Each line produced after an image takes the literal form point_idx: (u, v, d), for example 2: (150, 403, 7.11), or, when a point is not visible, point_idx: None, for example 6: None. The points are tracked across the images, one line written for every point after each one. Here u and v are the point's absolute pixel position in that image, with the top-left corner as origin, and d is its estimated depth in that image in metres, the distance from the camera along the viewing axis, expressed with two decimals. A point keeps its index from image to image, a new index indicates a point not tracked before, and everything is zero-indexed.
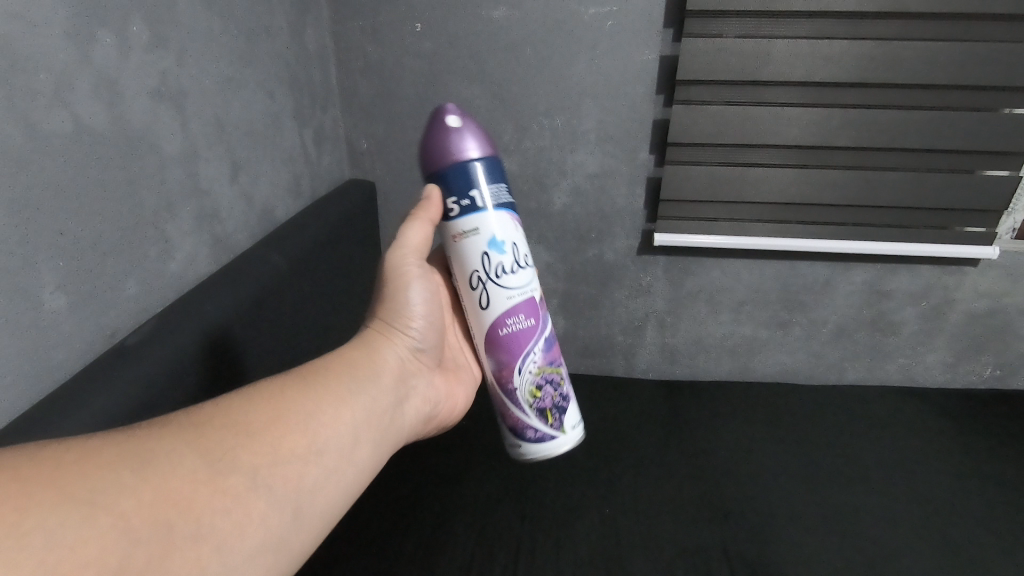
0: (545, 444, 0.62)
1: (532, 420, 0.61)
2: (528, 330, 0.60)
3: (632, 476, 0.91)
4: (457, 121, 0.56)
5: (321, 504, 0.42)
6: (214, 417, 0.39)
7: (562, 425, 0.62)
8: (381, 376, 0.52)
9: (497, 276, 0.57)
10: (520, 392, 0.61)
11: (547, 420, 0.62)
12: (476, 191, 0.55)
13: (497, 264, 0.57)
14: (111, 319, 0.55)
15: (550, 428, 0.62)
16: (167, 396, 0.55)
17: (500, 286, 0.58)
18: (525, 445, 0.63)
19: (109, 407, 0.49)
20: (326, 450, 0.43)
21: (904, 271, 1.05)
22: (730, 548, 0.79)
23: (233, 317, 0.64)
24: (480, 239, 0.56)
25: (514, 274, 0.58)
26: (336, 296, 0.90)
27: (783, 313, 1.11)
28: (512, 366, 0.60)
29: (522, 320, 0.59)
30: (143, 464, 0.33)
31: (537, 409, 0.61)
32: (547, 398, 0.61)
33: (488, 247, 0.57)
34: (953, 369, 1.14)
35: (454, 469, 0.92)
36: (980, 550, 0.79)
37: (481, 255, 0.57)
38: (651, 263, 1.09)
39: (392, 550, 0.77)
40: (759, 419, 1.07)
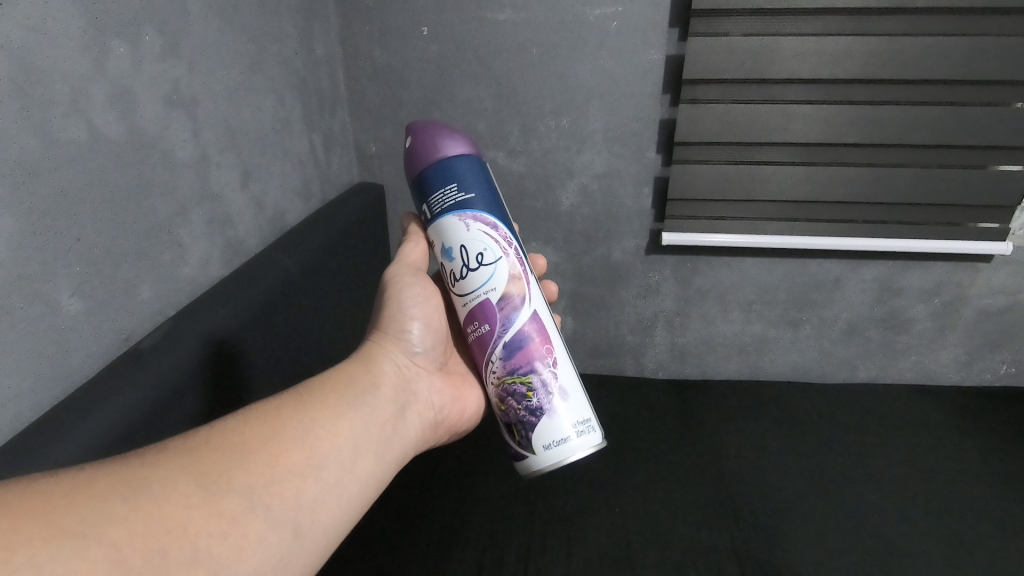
0: (522, 462, 0.59)
1: (505, 435, 0.60)
2: (486, 337, 0.59)
3: (642, 476, 0.91)
4: (409, 138, 0.60)
5: (324, 519, 0.42)
6: (209, 440, 0.40)
7: (531, 443, 0.58)
8: (381, 387, 0.52)
9: (456, 284, 0.60)
10: (493, 402, 0.61)
11: (516, 436, 0.59)
12: (424, 205, 0.59)
13: (452, 272, 0.59)
14: (127, 322, 0.56)
15: (519, 444, 0.59)
16: (181, 399, 0.56)
17: (458, 292, 0.60)
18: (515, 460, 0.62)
19: (126, 410, 0.50)
20: (326, 464, 0.44)
21: (916, 268, 1.04)
22: (740, 549, 0.79)
23: (244, 321, 0.65)
24: (437, 248, 0.60)
25: (466, 278, 0.58)
26: (346, 299, 0.91)
27: (793, 311, 1.11)
28: (482, 375, 0.61)
29: (478, 326, 0.59)
30: (136, 493, 0.34)
31: (506, 423, 0.60)
32: (511, 412, 0.59)
33: (442, 256, 0.59)
34: (967, 366, 1.13)
35: (465, 471, 0.93)
36: (994, 548, 0.79)
37: (442, 264, 0.60)
38: (660, 263, 1.08)
39: (402, 554, 0.78)
40: (769, 418, 1.06)
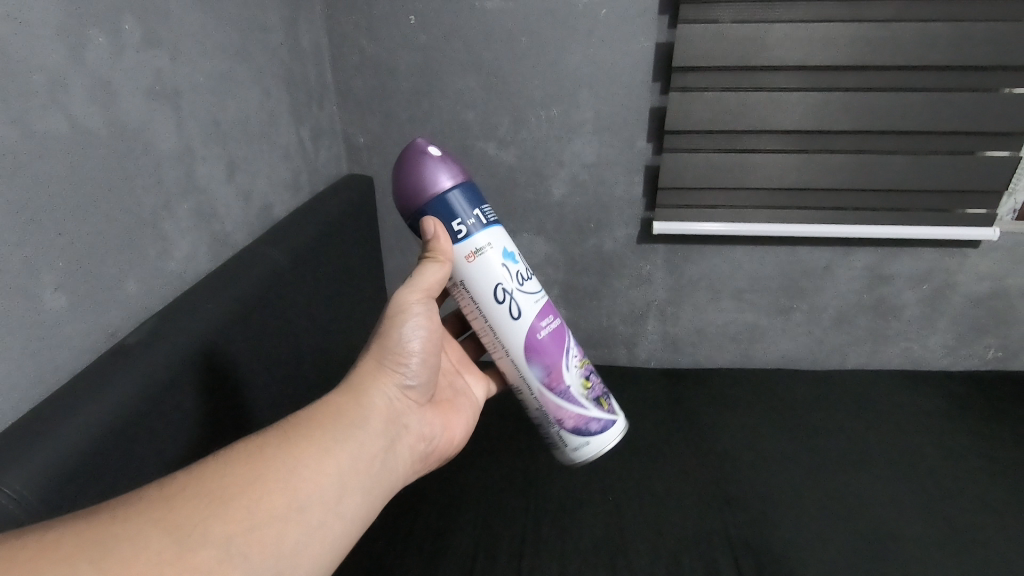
0: (609, 430, 0.66)
1: (593, 410, 0.65)
2: (559, 328, 0.64)
3: (636, 465, 0.92)
4: (438, 150, 0.57)
5: (305, 564, 0.42)
6: (186, 486, 0.39)
7: (613, 407, 0.67)
8: (370, 421, 0.52)
9: (521, 283, 0.60)
10: (574, 387, 0.64)
11: (602, 406, 0.66)
12: (479, 209, 0.58)
13: (517, 273, 0.60)
14: (112, 318, 0.55)
15: (607, 412, 0.66)
16: (171, 396, 0.55)
17: (527, 291, 0.60)
18: (592, 440, 0.65)
19: (114, 405, 0.49)
20: (309, 507, 0.43)
21: (904, 255, 1.05)
22: (734, 536, 0.79)
23: (232, 315, 0.64)
24: (496, 253, 0.59)
25: (531, 279, 0.61)
26: (336, 293, 0.90)
27: (784, 299, 1.11)
28: (561, 366, 0.63)
29: (552, 319, 0.63)
30: (103, 553, 0.33)
31: (592, 399, 0.65)
32: (595, 386, 0.66)
33: (504, 260, 0.59)
34: (954, 351, 1.14)
35: (459, 463, 0.92)
36: (983, 531, 0.80)
37: (502, 267, 0.59)
38: (651, 252, 1.08)
39: (395, 546, 0.78)
40: (761, 405, 1.07)
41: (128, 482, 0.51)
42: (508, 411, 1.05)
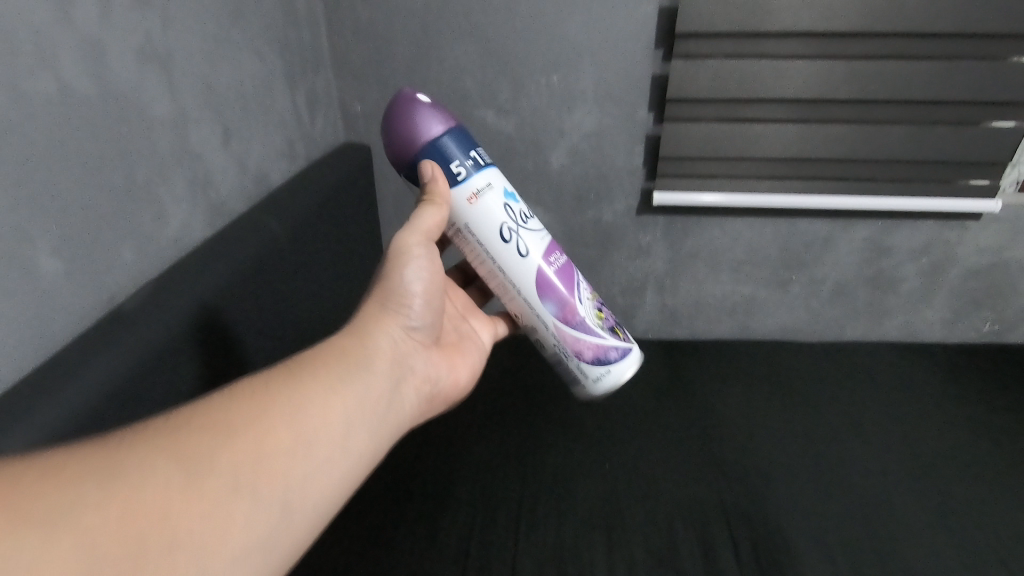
0: (629, 357, 0.67)
1: (610, 339, 0.65)
2: (568, 264, 0.65)
3: (634, 434, 0.93)
4: (425, 97, 0.58)
5: (313, 497, 0.43)
6: (191, 419, 0.39)
7: (629, 336, 0.68)
8: (376, 362, 0.52)
9: (524, 221, 0.61)
10: (589, 318, 0.64)
11: (619, 335, 0.67)
12: (475, 150, 0.59)
13: (519, 211, 0.61)
14: (109, 284, 0.55)
15: (624, 340, 0.67)
16: (172, 361, 0.56)
17: (531, 227, 0.61)
18: (614, 368, 0.66)
19: (116, 370, 0.50)
20: (315, 442, 0.44)
21: (905, 227, 1.04)
22: (728, 504, 0.81)
23: (230, 286, 0.64)
24: (498, 193, 0.59)
25: (533, 217, 0.62)
26: (334, 262, 0.89)
27: (783, 271, 1.11)
28: (574, 299, 0.64)
29: (559, 254, 0.64)
30: (110, 478, 0.34)
31: (607, 328, 0.66)
32: (608, 317, 0.67)
33: (505, 199, 0.60)
34: (951, 324, 1.14)
35: (458, 429, 0.93)
36: (972, 500, 0.82)
37: (504, 206, 0.60)
38: (651, 224, 1.08)
39: (395, 509, 0.79)
40: (758, 376, 1.07)
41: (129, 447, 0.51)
42: (507, 380, 1.05)
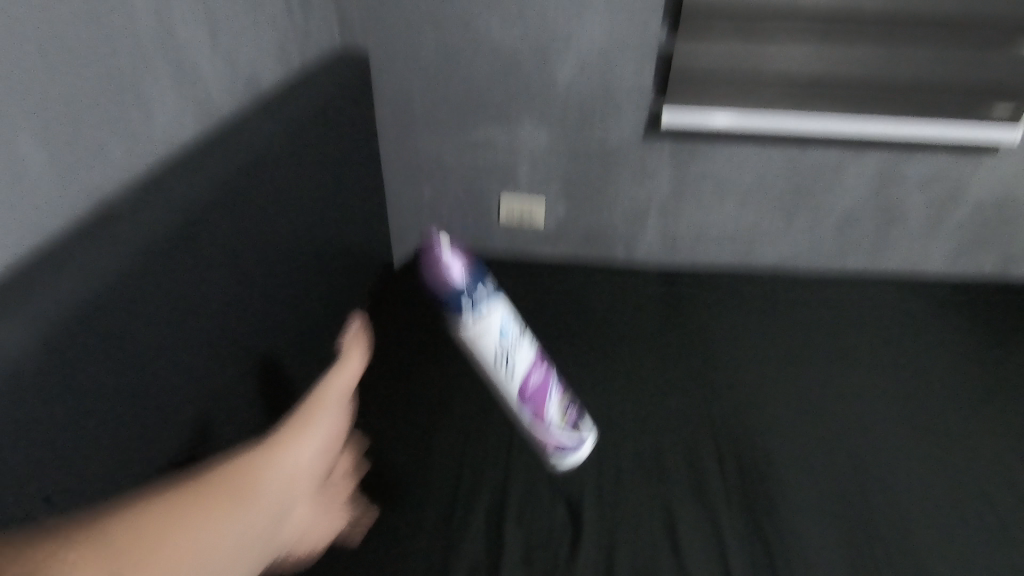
0: (581, 452, 0.74)
1: (570, 444, 0.71)
2: (548, 375, 0.67)
3: (629, 355, 0.95)
4: (446, 240, 0.61)
5: (293, 507, 0.39)
6: None
7: (588, 438, 0.74)
8: (351, 367, 0.48)
9: (514, 351, 0.64)
10: (557, 424, 0.69)
11: (579, 433, 0.72)
12: (484, 285, 0.62)
13: (511, 349, 0.64)
14: (95, 176, 0.53)
15: (583, 441, 0.73)
16: (191, 248, 0.54)
17: (520, 357, 0.64)
18: (567, 462, 0.73)
19: (135, 252, 0.48)
20: (299, 451, 0.40)
21: (917, 156, 1.03)
22: (718, 423, 0.83)
23: (236, 182, 0.61)
24: (496, 326, 0.63)
25: (525, 344, 0.65)
26: (334, 172, 0.87)
27: (789, 199, 1.09)
28: (546, 416, 0.68)
29: (544, 368, 0.67)
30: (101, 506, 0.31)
31: (572, 436, 0.71)
32: (573, 419, 0.71)
33: (501, 330, 0.63)
34: (953, 259, 1.14)
35: (455, 346, 0.95)
36: (959, 423, 0.83)
37: (499, 338, 0.63)
38: (657, 145, 1.05)
39: (392, 421, 0.82)
40: (756, 302, 1.07)
41: (156, 344, 0.51)
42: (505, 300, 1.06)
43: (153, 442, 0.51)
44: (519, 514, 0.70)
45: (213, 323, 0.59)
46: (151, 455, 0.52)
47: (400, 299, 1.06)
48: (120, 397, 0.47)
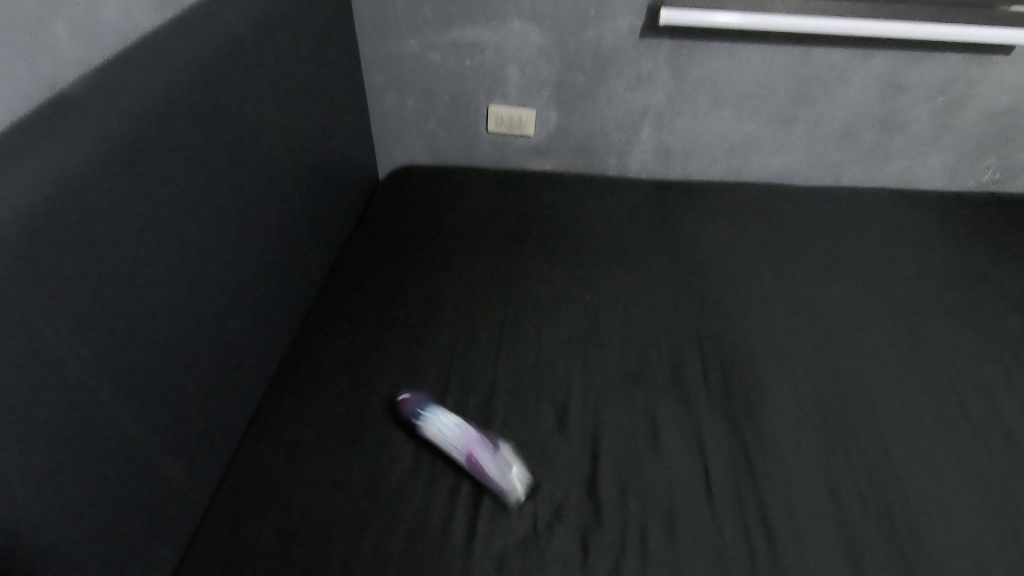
0: (510, 487, 0.65)
1: (497, 481, 0.65)
2: (473, 442, 0.67)
3: (618, 267, 0.93)
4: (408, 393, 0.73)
5: None
6: None
7: (521, 482, 0.65)
8: None
9: (450, 438, 0.67)
10: (478, 466, 0.65)
11: (506, 473, 0.65)
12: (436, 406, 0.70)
13: (446, 432, 0.68)
14: (50, 66, 0.50)
15: (513, 483, 0.65)
16: (137, 147, 0.54)
17: (453, 435, 0.67)
18: (503, 497, 0.64)
19: (69, 147, 0.48)
20: None
21: (928, 60, 0.98)
22: (703, 331, 0.83)
23: (181, 87, 0.59)
24: (437, 426, 0.68)
25: (457, 430, 0.68)
26: (301, 74, 0.82)
27: (789, 108, 1.05)
28: (470, 460, 0.66)
29: (465, 433, 0.67)
30: None
31: (496, 472, 0.65)
32: (495, 461, 0.66)
33: (438, 428, 0.68)
34: (953, 172, 1.12)
35: (440, 260, 0.94)
36: (943, 331, 0.84)
37: (438, 427, 0.68)
38: (654, 46, 0.99)
39: (379, 333, 0.82)
40: (749, 215, 1.05)
41: (100, 253, 0.50)
42: (491, 214, 1.03)
43: (107, 344, 0.51)
44: (506, 418, 0.72)
45: (167, 237, 0.58)
46: (109, 355, 0.51)
47: (388, 213, 1.04)
48: (68, 309, 0.47)
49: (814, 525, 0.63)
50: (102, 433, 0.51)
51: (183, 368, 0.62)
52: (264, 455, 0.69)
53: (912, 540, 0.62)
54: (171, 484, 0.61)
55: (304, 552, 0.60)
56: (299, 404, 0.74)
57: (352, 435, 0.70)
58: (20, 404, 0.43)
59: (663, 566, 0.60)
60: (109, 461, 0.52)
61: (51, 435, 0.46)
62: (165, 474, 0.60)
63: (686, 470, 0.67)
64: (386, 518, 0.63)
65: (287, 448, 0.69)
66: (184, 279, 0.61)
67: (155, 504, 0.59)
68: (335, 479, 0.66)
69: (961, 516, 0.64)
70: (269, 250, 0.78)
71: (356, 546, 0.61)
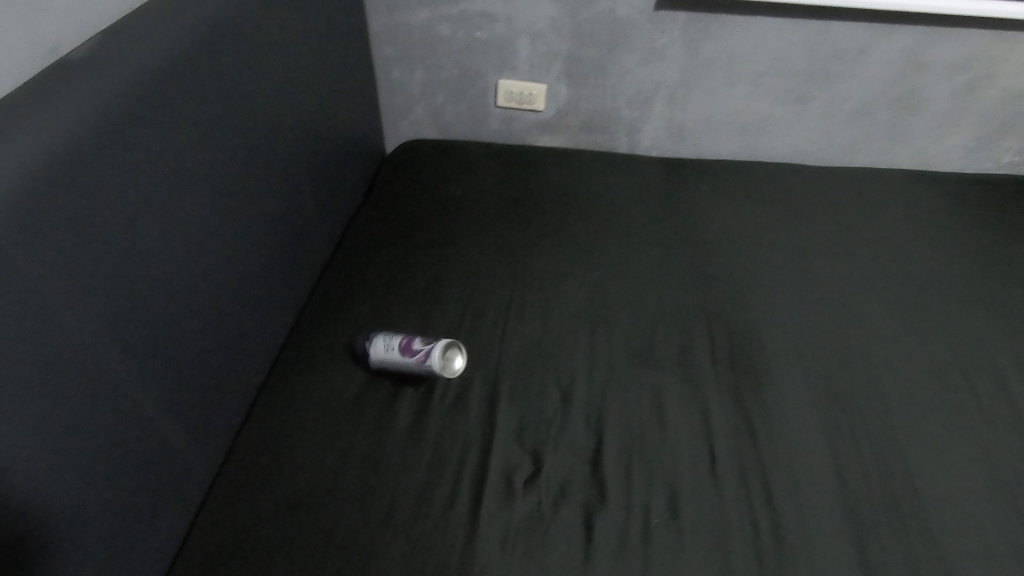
0: (447, 345, 0.73)
1: (438, 347, 0.72)
2: (408, 342, 0.73)
3: (628, 245, 0.92)
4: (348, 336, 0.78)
5: None
6: None
7: (451, 339, 0.74)
8: None
9: (391, 346, 0.73)
10: (419, 346, 0.73)
11: (439, 340, 0.73)
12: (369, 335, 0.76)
13: (386, 345, 0.73)
14: (50, 31, 0.50)
15: (447, 340, 0.73)
16: (142, 116, 0.53)
17: (393, 343, 0.73)
18: (449, 356, 0.72)
19: (72, 114, 0.47)
20: None
21: (952, 37, 0.95)
22: (711, 310, 0.83)
23: (184, 55, 0.57)
24: (377, 345, 0.74)
25: (392, 338, 0.74)
26: (308, 44, 0.81)
27: (805, 85, 1.02)
28: (414, 352, 0.72)
29: (399, 339, 0.74)
30: None
31: (434, 344, 0.73)
32: (428, 340, 0.73)
33: (380, 346, 0.74)
34: (970, 154, 1.10)
35: (448, 236, 0.93)
36: (956, 314, 0.83)
37: (381, 346, 0.73)
38: (668, 20, 0.96)
39: (385, 308, 0.82)
40: (761, 194, 1.03)
41: (105, 222, 0.50)
42: (500, 189, 1.02)
43: (110, 318, 0.51)
44: (511, 394, 0.72)
45: (171, 208, 0.57)
46: (114, 325, 0.51)
47: (395, 187, 1.03)
48: (70, 278, 0.47)
49: (818, 504, 0.63)
50: (106, 403, 0.51)
51: (188, 339, 0.62)
52: (271, 426, 0.69)
53: (915, 521, 0.62)
54: (177, 453, 0.62)
55: (311, 522, 0.61)
56: (306, 382, 0.74)
57: (358, 408, 0.71)
58: (22, 373, 0.43)
59: (666, 541, 0.60)
60: (115, 430, 0.52)
61: (52, 404, 0.46)
62: (166, 449, 0.60)
63: (691, 448, 0.67)
64: (391, 490, 0.64)
65: (294, 419, 0.70)
66: (189, 249, 0.61)
67: (158, 480, 0.59)
68: (342, 451, 0.67)
69: (966, 500, 0.64)
70: (275, 222, 0.77)
71: (362, 517, 0.61)
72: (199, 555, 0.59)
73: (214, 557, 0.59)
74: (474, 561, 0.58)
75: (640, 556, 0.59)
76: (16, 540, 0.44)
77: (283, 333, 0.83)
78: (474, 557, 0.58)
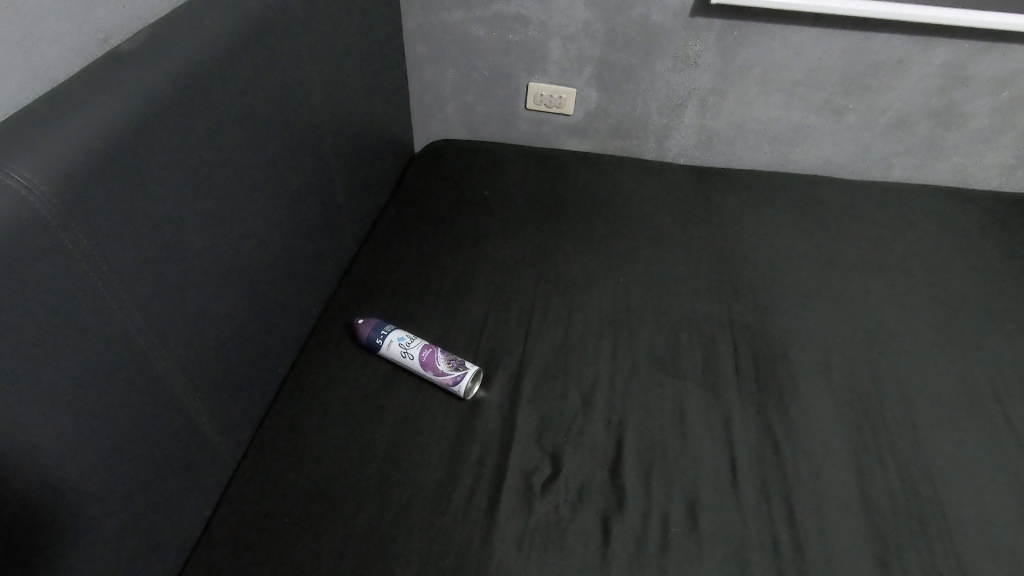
0: (463, 378, 0.71)
1: (453, 375, 0.71)
2: (428, 353, 0.73)
3: (653, 252, 0.92)
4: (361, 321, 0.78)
5: None
6: None
7: (473, 370, 0.72)
8: None
9: (408, 351, 0.74)
10: (436, 364, 0.72)
11: (460, 367, 0.71)
12: (386, 327, 0.76)
13: (403, 349, 0.74)
14: (102, 22, 0.51)
15: (467, 371, 0.71)
16: (185, 107, 0.54)
17: (410, 350, 0.74)
18: (460, 388, 0.71)
19: (120, 104, 0.48)
20: None
21: (997, 52, 0.93)
22: (736, 321, 0.82)
23: (227, 50, 0.59)
24: (393, 344, 0.75)
25: (412, 343, 0.74)
26: (345, 42, 0.82)
27: (840, 97, 1.01)
28: (428, 367, 0.72)
29: (419, 346, 0.74)
30: None
31: (452, 368, 0.72)
32: (449, 360, 0.72)
33: (396, 345, 0.74)
34: (1010, 172, 1.07)
35: (474, 235, 0.93)
36: (989, 335, 0.81)
37: (396, 347, 0.74)
38: (703, 27, 0.96)
39: (409, 305, 0.83)
40: (790, 206, 1.02)
41: (146, 210, 0.51)
42: (527, 190, 1.02)
43: (145, 303, 0.52)
44: (532, 396, 0.72)
45: (208, 199, 0.59)
46: (149, 310, 0.53)
47: (423, 185, 1.04)
48: (111, 262, 0.48)
49: (839, 522, 0.62)
50: (138, 385, 0.53)
51: (218, 327, 0.63)
52: (294, 418, 0.70)
53: (940, 544, 0.61)
54: (204, 437, 0.63)
55: (332, 515, 0.62)
56: (331, 375, 0.75)
57: (381, 403, 0.72)
58: (60, 352, 0.45)
59: (681, 550, 0.60)
60: (144, 412, 0.54)
61: (86, 383, 0.47)
62: (193, 433, 0.61)
63: (710, 459, 0.67)
64: (411, 486, 0.64)
65: (318, 410, 0.71)
66: (223, 239, 0.62)
67: (183, 464, 0.61)
68: (364, 445, 0.67)
69: (995, 525, 0.62)
70: (305, 216, 0.78)
71: (382, 511, 0.62)
72: (221, 540, 0.60)
73: (236, 543, 0.60)
74: (489, 559, 0.58)
75: (656, 565, 0.58)
76: (47, 513, 0.46)
77: (309, 326, 0.84)
78: (488, 557, 0.59)
